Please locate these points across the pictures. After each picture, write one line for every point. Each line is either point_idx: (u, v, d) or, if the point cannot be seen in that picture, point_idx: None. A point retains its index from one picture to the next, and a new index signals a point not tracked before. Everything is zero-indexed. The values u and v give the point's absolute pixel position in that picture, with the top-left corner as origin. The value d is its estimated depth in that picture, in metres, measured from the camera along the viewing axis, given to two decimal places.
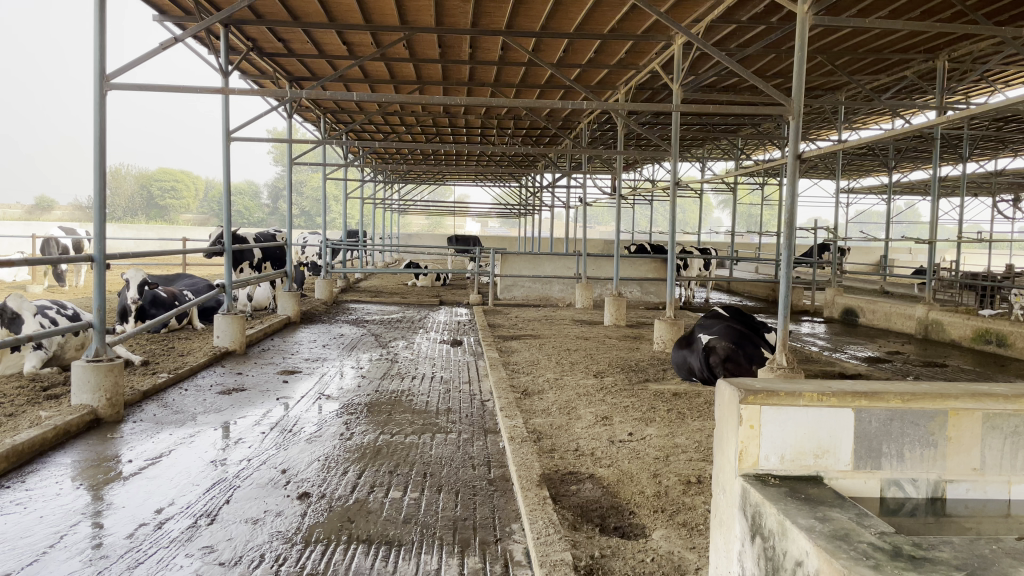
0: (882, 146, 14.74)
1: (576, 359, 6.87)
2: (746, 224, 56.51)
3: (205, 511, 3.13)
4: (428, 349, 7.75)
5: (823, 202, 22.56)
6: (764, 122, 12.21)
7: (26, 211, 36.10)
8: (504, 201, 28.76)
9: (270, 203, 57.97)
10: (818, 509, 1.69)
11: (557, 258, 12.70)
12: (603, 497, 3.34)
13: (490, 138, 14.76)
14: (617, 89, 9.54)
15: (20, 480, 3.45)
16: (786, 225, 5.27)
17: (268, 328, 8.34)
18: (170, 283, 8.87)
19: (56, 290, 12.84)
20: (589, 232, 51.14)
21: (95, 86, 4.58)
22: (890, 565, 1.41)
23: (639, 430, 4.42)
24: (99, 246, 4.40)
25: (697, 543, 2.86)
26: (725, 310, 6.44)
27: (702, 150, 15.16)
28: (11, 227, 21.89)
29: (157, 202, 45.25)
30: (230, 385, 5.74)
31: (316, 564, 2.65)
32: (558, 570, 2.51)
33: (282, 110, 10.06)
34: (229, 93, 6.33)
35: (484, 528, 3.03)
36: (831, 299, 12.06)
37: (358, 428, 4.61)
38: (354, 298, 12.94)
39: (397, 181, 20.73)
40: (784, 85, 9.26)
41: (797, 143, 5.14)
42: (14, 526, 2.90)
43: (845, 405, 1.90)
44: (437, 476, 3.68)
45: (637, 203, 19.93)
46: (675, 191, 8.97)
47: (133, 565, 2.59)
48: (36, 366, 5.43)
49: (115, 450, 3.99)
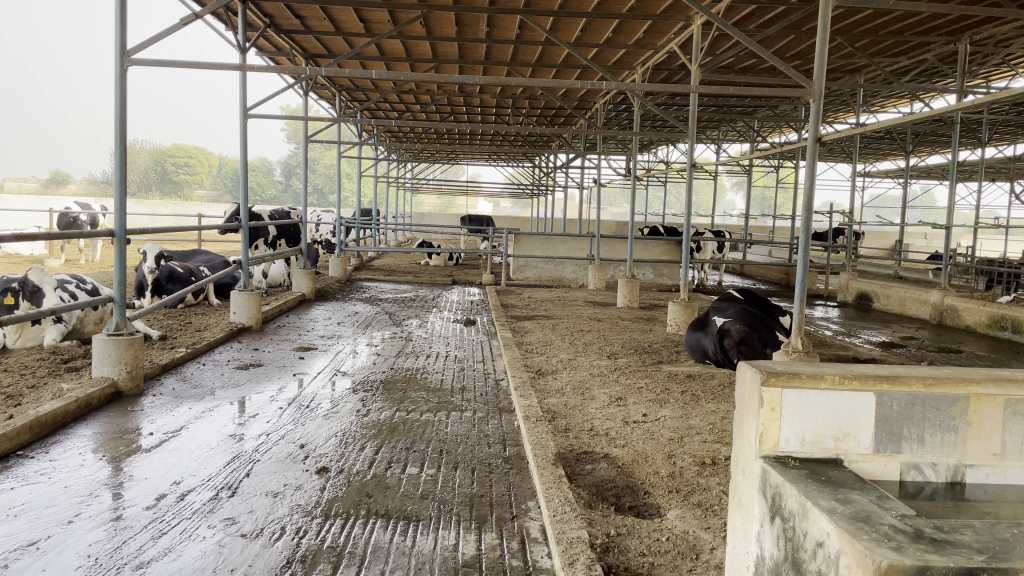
0: (900, 129, 14.63)
1: (589, 340, 6.90)
2: (759, 207, 56.32)
3: (226, 484, 3.18)
4: (441, 328, 7.78)
5: (838, 186, 22.45)
6: (781, 104, 12.12)
7: (41, 185, 36.38)
8: (517, 180, 28.74)
9: (283, 180, 58.08)
10: (839, 492, 1.70)
11: (569, 240, 12.58)
12: (618, 477, 3.37)
13: (505, 118, 14.71)
14: (634, 69, 9.49)
15: (44, 450, 3.50)
16: (804, 208, 5.23)
17: (283, 304, 8.40)
18: (186, 258, 8.94)
19: (73, 263, 12.98)
20: (601, 213, 51.04)
21: (116, 61, 4.59)
22: (912, 547, 1.43)
23: (654, 411, 4.45)
24: (119, 221, 4.43)
25: (712, 523, 2.89)
26: (740, 293, 6.42)
27: (718, 131, 15.07)
28: (27, 201, 22.07)
29: (171, 177, 45.57)
30: (247, 361, 5.80)
31: (336, 537, 2.69)
32: (575, 548, 2.54)
33: (298, 88, 10.04)
34: (247, 69, 6.33)
35: (500, 505, 3.07)
36: (845, 284, 12.02)
37: (374, 404, 4.65)
38: (368, 276, 13.00)
39: (411, 160, 20.73)
40: (804, 66, 9.18)
41: (817, 126, 5.07)
42: (40, 495, 2.95)
43: (866, 389, 1.91)
44: (453, 453, 3.71)
45: (650, 185, 19.89)
46: (691, 173, 8.78)
47: (157, 535, 2.64)
48: (57, 339, 5.48)
49: (135, 423, 4.05)
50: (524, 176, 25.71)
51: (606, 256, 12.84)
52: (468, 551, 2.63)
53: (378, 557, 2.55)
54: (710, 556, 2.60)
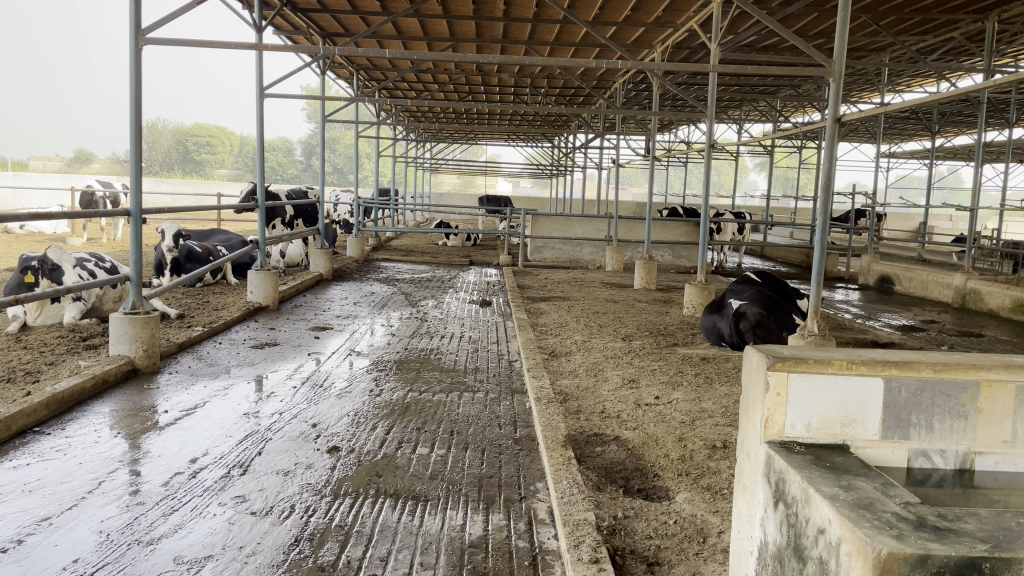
0: (926, 109, 14.38)
1: (604, 322, 6.88)
2: (782, 188, 55.74)
3: (238, 461, 3.21)
4: (457, 309, 7.79)
5: (861, 167, 22.17)
6: (804, 84, 11.93)
7: (66, 164, 36.80)
8: (537, 161, 28.60)
9: (304, 159, 58.27)
10: (843, 478, 1.68)
11: (587, 220, 12.59)
12: (628, 459, 3.36)
13: (524, 97, 14.60)
14: (653, 48, 9.37)
15: (60, 427, 3.56)
16: (823, 189, 5.15)
17: (300, 284, 8.44)
18: (205, 238, 8.99)
19: (95, 242, 13.13)
20: (621, 192, 50.73)
21: (131, 40, 4.60)
22: (914, 535, 1.41)
23: (667, 394, 4.43)
24: (135, 200, 4.45)
25: (721, 507, 2.88)
26: (757, 275, 6.36)
27: (739, 110, 14.88)
28: (51, 179, 22.32)
29: (194, 157, 45.88)
30: (263, 340, 5.84)
31: (344, 516, 2.71)
32: (581, 530, 2.55)
33: (315, 67, 10.02)
34: (263, 49, 6.32)
35: (509, 486, 3.07)
36: (867, 266, 11.88)
37: (388, 384, 4.67)
38: (386, 257, 13.03)
39: (430, 139, 20.68)
40: (826, 45, 9.02)
41: (837, 106, 4.98)
42: (55, 471, 3.00)
43: (875, 374, 1.88)
44: (464, 433, 3.73)
45: (670, 165, 19.73)
46: (709, 154, 8.60)
47: (168, 512, 2.67)
48: (76, 316, 5.56)
49: (151, 400, 4.10)
50: (543, 157, 25.58)
51: (624, 237, 12.76)
52: (474, 532, 2.64)
53: (385, 536, 2.57)
54: (717, 540, 2.60)
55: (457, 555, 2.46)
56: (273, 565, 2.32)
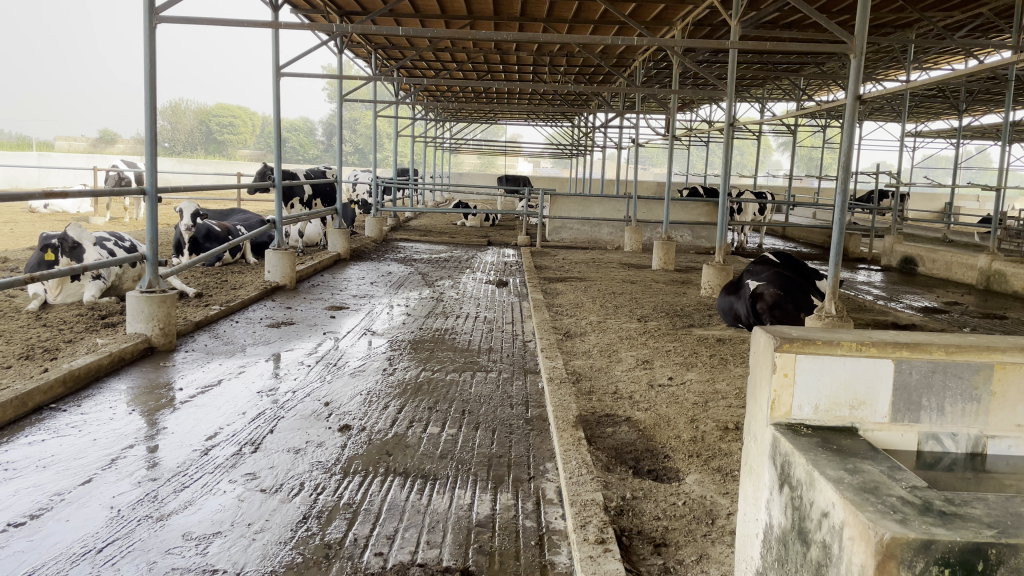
0: (953, 87, 14.11)
1: (621, 302, 6.85)
2: (806, 168, 55.03)
3: (249, 439, 3.24)
4: (473, 289, 7.79)
5: (886, 146, 21.81)
6: (828, 61, 11.72)
7: (91, 144, 37.12)
8: (558, 140, 28.43)
9: (325, 139, 58.40)
10: (850, 461, 1.66)
11: (606, 200, 12.51)
12: (639, 440, 3.35)
13: (543, 76, 14.49)
14: (673, 25, 9.24)
15: (77, 403, 3.60)
16: (842, 169, 5.06)
17: (318, 264, 8.48)
18: (223, 217, 9.04)
19: (117, 222, 13.24)
20: (641, 173, 50.34)
21: (146, 20, 4.60)
22: (919, 519, 1.39)
23: (680, 375, 4.40)
24: (150, 179, 4.46)
25: (731, 489, 2.86)
26: (775, 256, 6.29)
27: (761, 89, 14.67)
28: (75, 159, 22.53)
29: (216, 137, 46.08)
30: (279, 319, 5.88)
31: (353, 494, 2.72)
32: (589, 510, 2.54)
33: (333, 47, 9.98)
34: (279, 27, 6.30)
35: (518, 465, 3.08)
36: (890, 247, 11.70)
37: (401, 363, 4.69)
38: (404, 237, 13.04)
39: (449, 119, 20.62)
40: (850, 22, 8.83)
41: (858, 84, 4.88)
42: (69, 447, 3.04)
43: (885, 356, 1.84)
44: (475, 413, 3.73)
45: (691, 145, 19.51)
46: (730, 132, 8.47)
47: (179, 488, 2.70)
48: (95, 295, 5.63)
49: (167, 378, 4.14)
50: (563, 137, 25.36)
51: (643, 218, 12.66)
52: (482, 511, 2.64)
53: (393, 515, 2.57)
54: (726, 522, 2.58)
55: (463, 534, 2.46)
56: (281, 542, 2.34)
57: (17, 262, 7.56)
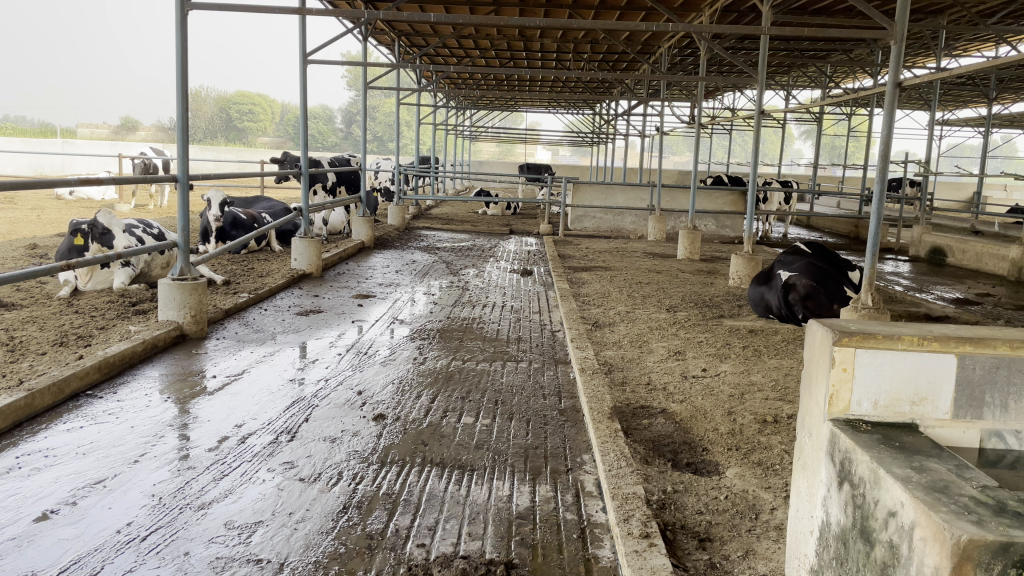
0: (983, 75, 13.88)
1: (648, 292, 6.80)
2: (829, 156, 54.53)
3: (285, 428, 3.23)
4: (498, 279, 7.75)
5: (913, 135, 21.53)
6: (857, 47, 11.55)
7: (112, 131, 37.35)
8: (579, 128, 28.30)
9: (345, 127, 58.45)
10: (915, 459, 1.61)
11: (630, 189, 12.43)
12: (676, 433, 3.30)
13: (566, 62, 14.38)
14: (701, 11, 9.14)
15: (112, 390, 3.61)
16: (879, 158, 4.94)
17: (343, 252, 8.48)
18: (248, 205, 9.06)
19: (141, 209, 13.36)
20: (662, 161, 50.16)
21: (178, 7, 4.59)
22: (995, 521, 1.34)
23: (713, 366, 4.35)
24: (182, 167, 4.45)
25: (773, 483, 2.81)
26: (807, 245, 6.20)
27: (787, 76, 14.52)
28: (98, 146, 22.65)
29: (237, 125, 46.41)
30: (307, 307, 5.88)
31: (392, 484, 2.71)
32: (630, 503, 2.51)
33: (357, 34, 9.95)
34: (307, 14, 6.28)
35: (555, 457, 3.05)
36: (918, 237, 11.52)
37: (431, 352, 4.67)
38: (427, 225, 13.02)
39: (470, 107, 20.59)
40: (882, 8, 8.68)
41: (897, 70, 4.77)
42: (107, 435, 3.04)
43: (947, 351, 1.79)
44: (508, 403, 3.70)
45: (715, 133, 19.36)
46: (758, 120, 8.34)
47: (218, 476, 2.69)
48: (125, 282, 5.65)
49: (199, 365, 4.14)
50: (584, 126, 25.17)
51: (667, 207, 12.56)
52: (522, 503, 2.62)
53: (433, 506, 2.55)
54: (770, 517, 2.53)
55: (505, 526, 2.44)
56: (323, 532, 2.32)
57: (47, 248, 7.63)
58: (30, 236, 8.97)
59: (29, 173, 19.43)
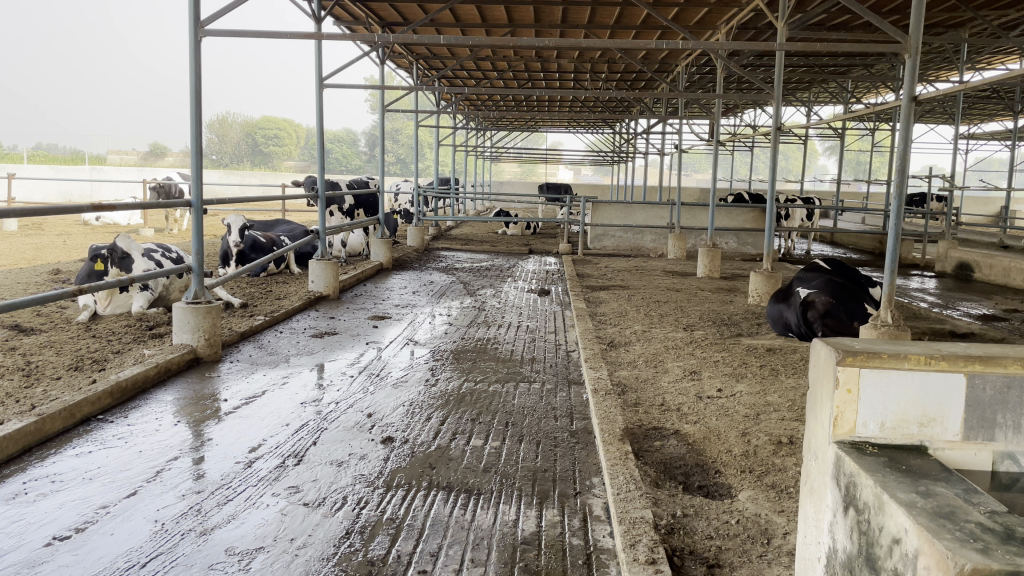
0: (1008, 88, 13.70)
1: (666, 311, 6.74)
2: (854, 172, 54.19)
3: (293, 451, 3.22)
4: (516, 298, 7.73)
5: (938, 149, 21.31)
6: (877, 62, 11.45)
7: (141, 158, 38.10)
8: (600, 147, 28.44)
9: (369, 150, 59.11)
10: (921, 483, 1.55)
11: (649, 207, 12.38)
12: (688, 455, 3.24)
13: (584, 83, 14.42)
14: (717, 28, 9.14)
15: (123, 415, 3.61)
16: (897, 173, 4.84)
17: (360, 273, 8.52)
18: (269, 228, 9.15)
19: (164, 233, 13.56)
20: (683, 180, 50.18)
21: (192, 35, 4.64)
22: (1001, 549, 1.28)
23: (729, 386, 4.28)
24: (196, 191, 4.47)
25: (786, 507, 2.74)
26: (826, 262, 6.10)
27: (808, 92, 14.47)
28: (126, 172, 23.06)
29: (262, 149, 47.04)
30: (323, 328, 5.89)
31: (396, 509, 2.68)
32: (637, 528, 2.45)
33: (375, 58, 10.07)
34: (322, 38, 6.36)
35: (563, 480, 3.00)
36: (944, 252, 11.32)
37: (444, 373, 4.65)
38: (446, 246, 13.04)
39: (490, 127, 20.73)
40: (901, 22, 8.60)
41: (913, 85, 4.68)
42: (115, 459, 3.05)
43: (955, 370, 1.73)
44: (519, 425, 3.66)
45: (736, 150, 19.28)
46: (777, 136, 8.26)
47: (223, 501, 2.68)
48: (144, 306, 5.70)
49: (212, 389, 4.15)
50: (604, 145, 25.18)
51: (686, 224, 12.48)
52: (528, 528, 2.58)
53: (437, 531, 2.52)
54: (782, 542, 2.47)
55: (509, 552, 2.40)
56: (323, 558, 2.30)
57: (69, 274, 7.74)
58: (55, 262, 9.11)
59: (58, 199, 19.85)
